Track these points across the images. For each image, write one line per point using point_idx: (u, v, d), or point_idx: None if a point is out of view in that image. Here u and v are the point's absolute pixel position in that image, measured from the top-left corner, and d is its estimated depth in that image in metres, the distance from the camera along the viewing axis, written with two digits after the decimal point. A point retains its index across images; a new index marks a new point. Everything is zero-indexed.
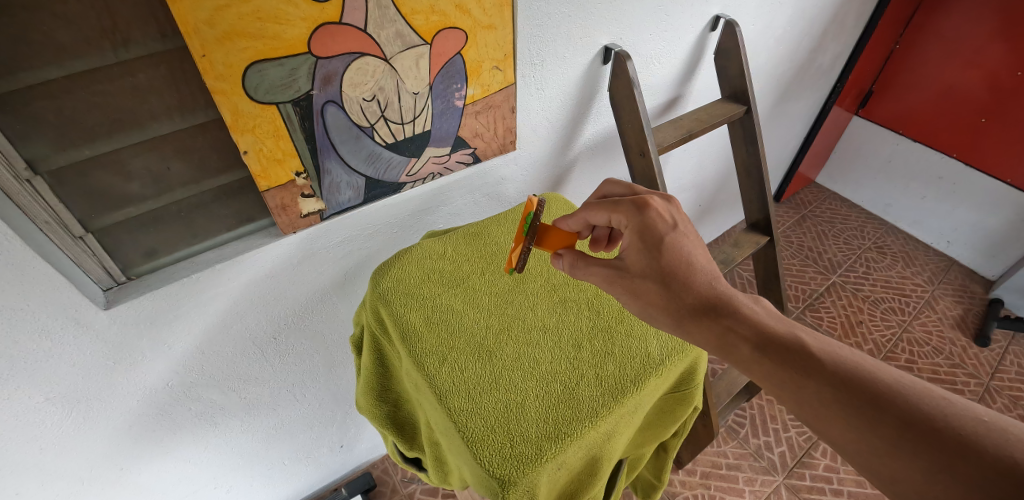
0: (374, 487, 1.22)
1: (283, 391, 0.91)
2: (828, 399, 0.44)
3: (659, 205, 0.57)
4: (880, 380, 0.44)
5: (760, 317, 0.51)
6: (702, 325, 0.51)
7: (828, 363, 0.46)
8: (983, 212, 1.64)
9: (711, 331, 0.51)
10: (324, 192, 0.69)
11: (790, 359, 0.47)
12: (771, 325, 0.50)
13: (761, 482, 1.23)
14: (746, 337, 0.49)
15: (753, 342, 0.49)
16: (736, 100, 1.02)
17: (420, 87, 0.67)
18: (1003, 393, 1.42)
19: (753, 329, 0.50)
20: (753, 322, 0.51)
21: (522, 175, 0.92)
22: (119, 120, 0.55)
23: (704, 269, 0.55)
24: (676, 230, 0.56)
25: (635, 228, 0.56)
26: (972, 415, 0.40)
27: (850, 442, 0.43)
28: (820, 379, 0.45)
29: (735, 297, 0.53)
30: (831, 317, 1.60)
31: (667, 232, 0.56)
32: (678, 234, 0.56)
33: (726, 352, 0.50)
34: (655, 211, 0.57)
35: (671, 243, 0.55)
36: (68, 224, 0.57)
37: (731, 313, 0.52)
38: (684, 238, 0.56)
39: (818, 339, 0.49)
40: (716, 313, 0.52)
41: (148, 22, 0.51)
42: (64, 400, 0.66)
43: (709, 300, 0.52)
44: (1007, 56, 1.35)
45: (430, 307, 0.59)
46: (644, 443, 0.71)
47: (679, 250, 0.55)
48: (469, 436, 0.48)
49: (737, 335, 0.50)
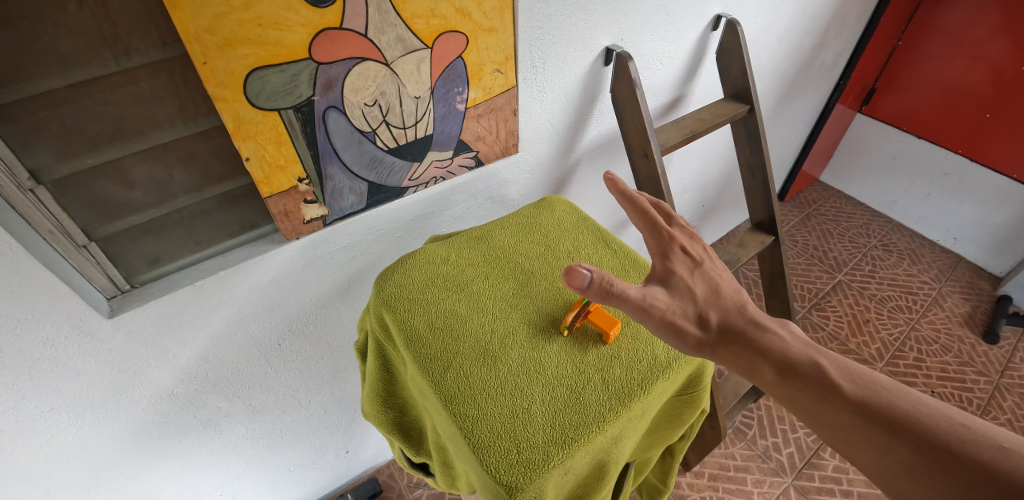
0: (380, 492, 1.21)
1: (289, 397, 0.91)
2: (848, 423, 0.47)
3: (686, 238, 0.57)
4: (898, 406, 0.47)
5: (785, 342, 0.53)
6: (733, 350, 0.53)
7: (848, 390, 0.48)
8: (989, 208, 1.62)
9: (740, 356, 0.52)
10: (326, 198, 0.69)
11: (810, 385, 0.50)
12: (793, 350, 0.52)
13: (769, 484, 1.22)
14: (771, 362, 0.52)
15: (776, 366, 0.51)
16: (738, 99, 1.01)
17: (421, 92, 0.67)
18: (1014, 390, 1.40)
19: (777, 354, 0.52)
20: (778, 346, 0.52)
21: (525, 177, 0.91)
22: (122, 129, 0.55)
23: (731, 297, 0.56)
24: (706, 262, 0.57)
25: (655, 256, 0.54)
26: (990, 441, 0.42)
27: (869, 463, 0.46)
28: (839, 405, 0.48)
29: (764, 321, 0.54)
30: (838, 316, 1.58)
31: (701, 263, 0.56)
32: (709, 265, 0.56)
33: (752, 375, 0.53)
34: (680, 243, 0.55)
35: (707, 275, 0.56)
36: (72, 232, 0.57)
37: (761, 338, 0.53)
38: (714, 269, 0.57)
39: (837, 362, 0.51)
40: (745, 339, 0.53)
41: (150, 30, 0.51)
42: (69, 409, 0.66)
43: (741, 325, 0.54)
44: (1010, 51, 1.35)
45: (434, 312, 0.58)
46: (652, 446, 0.70)
47: (713, 280, 0.56)
48: (476, 443, 0.47)
49: (762, 360, 0.52)
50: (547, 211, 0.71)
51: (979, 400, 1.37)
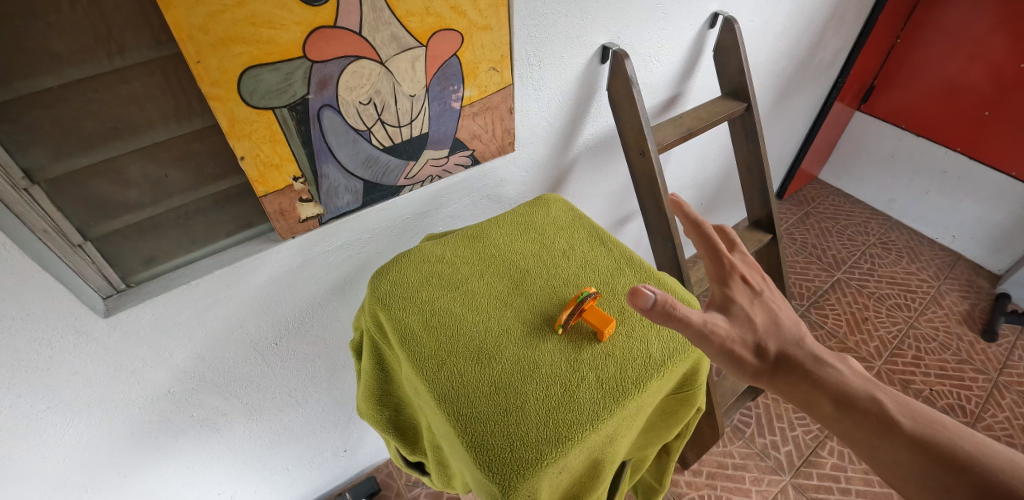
0: (379, 491, 1.21)
1: (286, 396, 0.91)
2: (905, 461, 0.47)
3: (748, 265, 0.59)
4: (962, 448, 0.46)
5: (843, 376, 0.53)
6: (790, 380, 0.53)
7: (908, 428, 0.48)
8: (988, 206, 1.62)
9: (796, 386, 0.53)
10: (322, 197, 0.69)
11: (868, 420, 0.50)
12: (853, 385, 0.52)
13: (767, 482, 1.22)
14: (829, 394, 0.52)
15: (834, 399, 0.52)
16: (736, 97, 1.01)
17: (416, 90, 0.67)
18: (1012, 388, 1.40)
19: (835, 387, 0.52)
20: (836, 379, 0.53)
21: (522, 175, 0.91)
22: (116, 128, 0.55)
23: (791, 328, 0.56)
24: (767, 292, 0.57)
25: (715, 282, 0.56)
26: None
27: None
28: (896, 441, 0.48)
29: (822, 355, 0.55)
30: (836, 314, 1.58)
31: (761, 293, 0.57)
32: (769, 295, 0.57)
33: (808, 406, 0.53)
34: (740, 272, 0.57)
35: (766, 305, 0.57)
36: (66, 231, 0.57)
37: (818, 370, 0.53)
38: (775, 300, 0.57)
39: (899, 400, 0.50)
40: (802, 370, 0.53)
41: (143, 29, 0.51)
42: (66, 408, 0.66)
43: (798, 357, 0.54)
44: (1009, 48, 1.34)
45: (430, 310, 0.58)
46: (648, 445, 0.70)
47: (773, 310, 0.57)
48: (469, 441, 0.47)
49: (818, 391, 0.52)
50: (543, 210, 0.71)
51: (977, 398, 1.37)
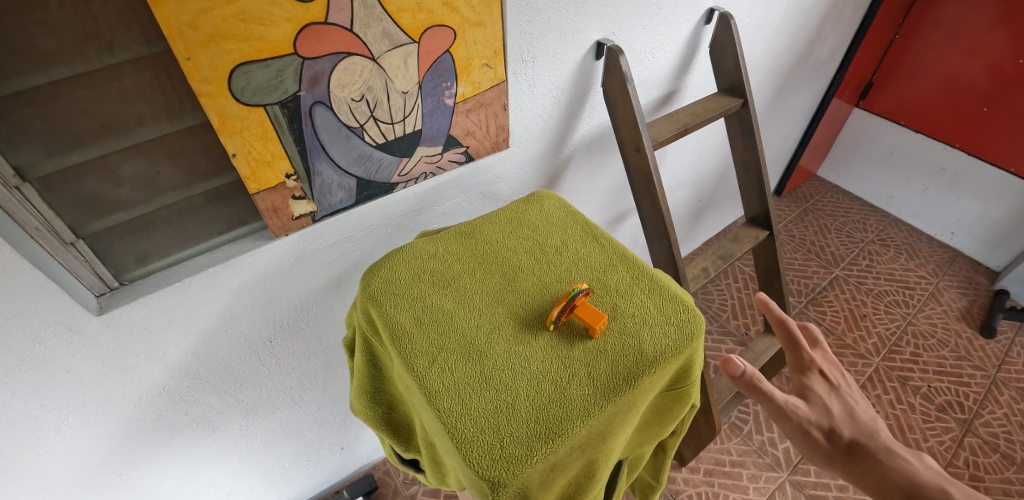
0: (376, 489, 1.21)
1: (282, 394, 0.91)
2: None
3: (828, 362, 0.66)
4: None
5: (914, 469, 0.57)
6: (860, 466, 0.58)
7: None
8: (986, 202, 1.61)
9: (868, 474, 0.58)
10: (315, 194, 0.69)
11: None
12: (923, 478, 0.56)
13: (765, 479, 1.22)
14: (900, 485, 0.56)
15: (904, 490, 0.56)
16: (732, 93, 1.01)
17: (409, 86, 0.66)
18: (1010, 384, 1.40)
19: (905, 478, 0.56)
20: (906, 472, 0.57)
21: (517, 172, 0.91)
22: (107, 126, 0.55)
23: (867, 422, 0.61)
24: (845, 386, 0.64)
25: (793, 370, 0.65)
26: None
27: None
28: None
29: (896, 449, 0.59)
30: (834, 311, 1.58)
31: (838, 386, 0.64)
32: (846, 390, 0.63)
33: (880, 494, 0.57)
34: (819, 366, 0.65)
35: (842, 397, 0.63)
36: (58, 229, 0.57)
37: (889, 460, 0.58)
38: (853, 394, 0.63)
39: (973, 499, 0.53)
40: (874, 457, 0.58)
41: (132, 26, 0.51)
42: (60, 406, 0.66)
43: (871, 445, 0.59)
44: (1008, 44, 1.34)
45: (421, 307, 0.58)
46: (642, 443, 0.70)
47: (851, 403, 0.62)
48: (459, 438, 0.47)
49: (887, 478, 0.57)
50: (537, 206, 0.71)
51: (976, 395, 1.37)
